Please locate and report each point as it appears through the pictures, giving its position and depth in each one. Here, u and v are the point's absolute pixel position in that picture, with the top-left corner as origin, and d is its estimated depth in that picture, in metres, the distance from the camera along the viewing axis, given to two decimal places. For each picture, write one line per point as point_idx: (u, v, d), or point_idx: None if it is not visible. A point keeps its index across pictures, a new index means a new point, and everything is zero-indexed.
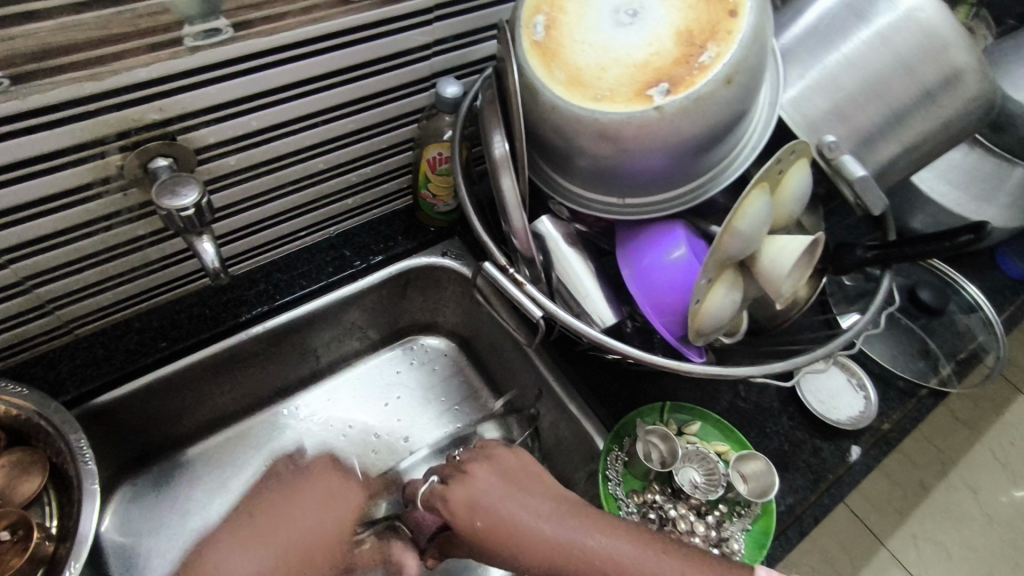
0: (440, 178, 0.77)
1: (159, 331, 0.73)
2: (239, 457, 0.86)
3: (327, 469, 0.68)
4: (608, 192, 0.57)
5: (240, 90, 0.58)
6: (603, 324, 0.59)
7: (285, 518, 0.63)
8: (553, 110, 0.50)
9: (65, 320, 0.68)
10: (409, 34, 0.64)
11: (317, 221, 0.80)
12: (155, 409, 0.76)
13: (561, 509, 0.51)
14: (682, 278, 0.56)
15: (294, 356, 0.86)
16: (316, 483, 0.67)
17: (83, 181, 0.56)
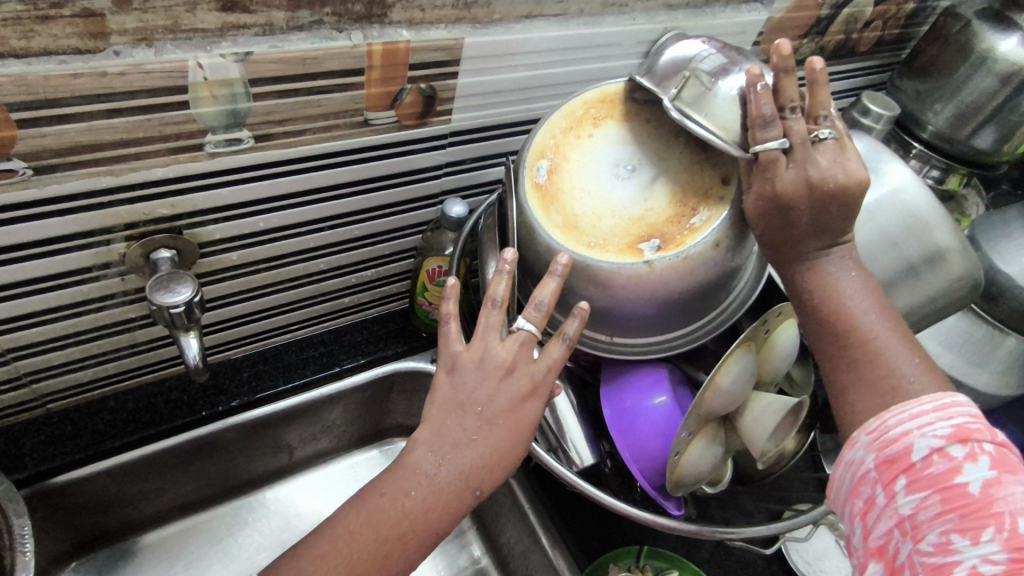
0: (437, 288, 0.78)
1: (132, 413, 0.72)
2: (191, 551, 0.82)
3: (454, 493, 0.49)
4: (597, 329, 0.57)
5: (252, 193, 0.61)
6: (579, 460, 0.58)
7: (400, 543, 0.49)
8: (548, 251, 0.52)
9: (40, 394, 0.67)
10: (422, 155, 0.68)
11: (311, 316, 0.80)
12: (112, 493, 0.73)
13: (410, 501, 0.49)
14: (662, 426, 0.55)
15: (265, 449, 0.83)
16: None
17: (84, 265, 0.57)
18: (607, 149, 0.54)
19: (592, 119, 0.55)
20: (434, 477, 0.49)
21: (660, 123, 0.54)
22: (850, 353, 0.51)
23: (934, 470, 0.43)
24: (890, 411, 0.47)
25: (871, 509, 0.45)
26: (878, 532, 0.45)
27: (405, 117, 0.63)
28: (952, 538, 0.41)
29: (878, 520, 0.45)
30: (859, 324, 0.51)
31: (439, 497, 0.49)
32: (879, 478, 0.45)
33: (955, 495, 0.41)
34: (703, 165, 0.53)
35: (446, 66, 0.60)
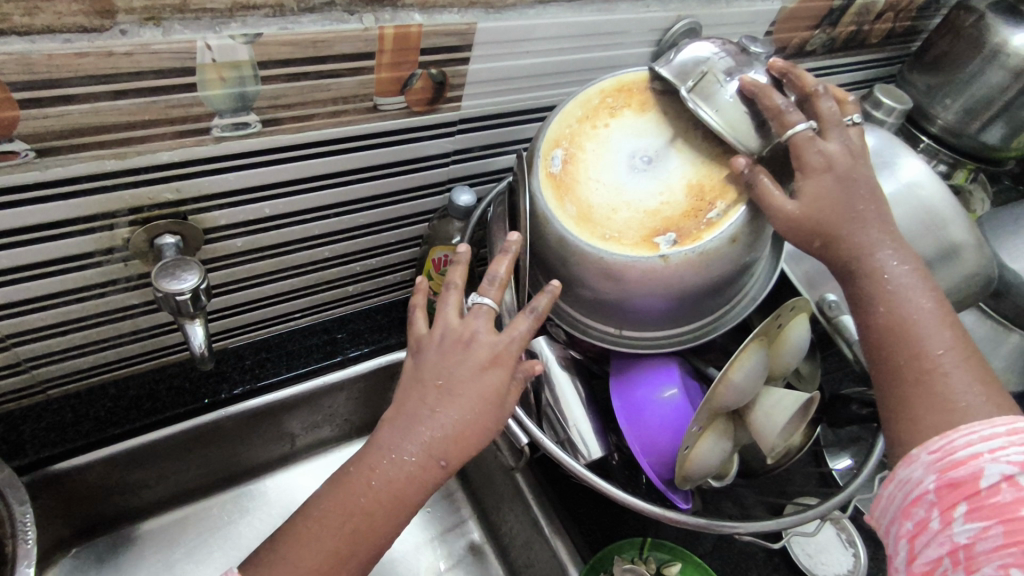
0: (443, 278, 0.76)
1: (133, 400, 0.71)
2: (191, 539, 0.81)
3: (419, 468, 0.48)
4: (607, 321, 0.57)
5: (258, 179, 0.59)
6: (587, 453, 0.58)
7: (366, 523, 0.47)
8: (561, 241, 0.51)
9: (41, 379, 0.66)
10: (431, 142, 0.67)
11: (314, 304, 0.80)
12: (113, 479, 0.73)
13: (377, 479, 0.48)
14: (672, 420, 0.55)
15: (267, 438, 0.83)
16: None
17: (86, 250, 0.56)
18: (623, 139, 0.53)
19: (608, 109, 0.54)
20: (397, 455, 0.48)
21: (676, 115, 0.54)
22: (909, 362, 0.50)
23: (1000, 499, 0.42)
24: (958, 430, 0.46)
25: (924, 530, 0.45)
26: (930, 554, 0.45)
27: (414, 103, 0.62)
28: (1011, 572, 0.40)
29: (932, 542, 0.45)
30: (917, 332, 0.50)
31: (405, 476, 0.48)
32: (938, 503, 0.44)
33: (1019, 527, 0.41)
34: (720, 159, 0.52)
35: (457, 51, 0.59)
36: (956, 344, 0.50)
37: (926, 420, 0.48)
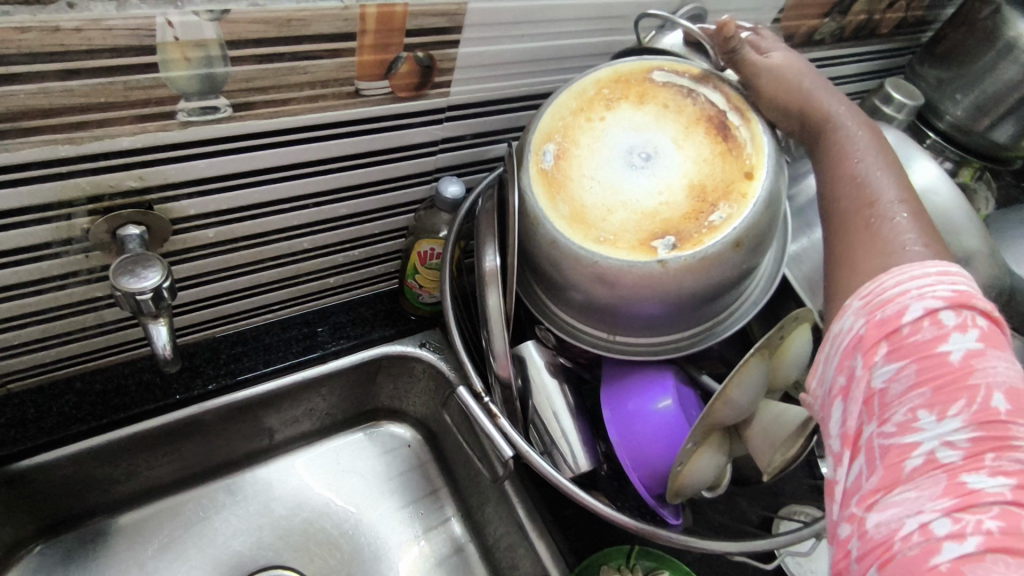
0: (429, 271, 0.74)
1: (100, 396, 0.68)
2: (163, 536, 0.78)
3: None
4: (598, 326, 0.54)
5: (230, 166, 0.55)
6: (576, 467, 0.55)
7: None
8: (552, 244, 0.48)
9: (0, 374, 0.63)
10: (416, 130, 0.63)
11: (294, 296, 0.76)
12: (80, 475, 0.70)
13: None
14: (666, 433, 0.52)
15: (243, 433, 0.80)
16: None
17: (43, 241, 0.52)
18: (620, 133, 0.49)
19: (605, 100, 0.51)
20: None
21: (677, 107, 0.50)
22: (859, 212, 0.48)
23: (920, 337, 0.39)
24: (887, 269, 0.44)
25: (848, 382, 0.42)
26: (849, 410, 0.42)
27: (399, 89, 0.58)
28: (918, 413, 0.38)
29: (852, 397, 0.42)
30: (868, 184, 0.49)
31: None
32: (861, 346, 0.41)
33: (934, 365, 0.38)
34: (724, 157, 0.49)
35: (446, 33, 0.55)
36: (910, 200, 0.48)
37: (861, 263, 0.46)
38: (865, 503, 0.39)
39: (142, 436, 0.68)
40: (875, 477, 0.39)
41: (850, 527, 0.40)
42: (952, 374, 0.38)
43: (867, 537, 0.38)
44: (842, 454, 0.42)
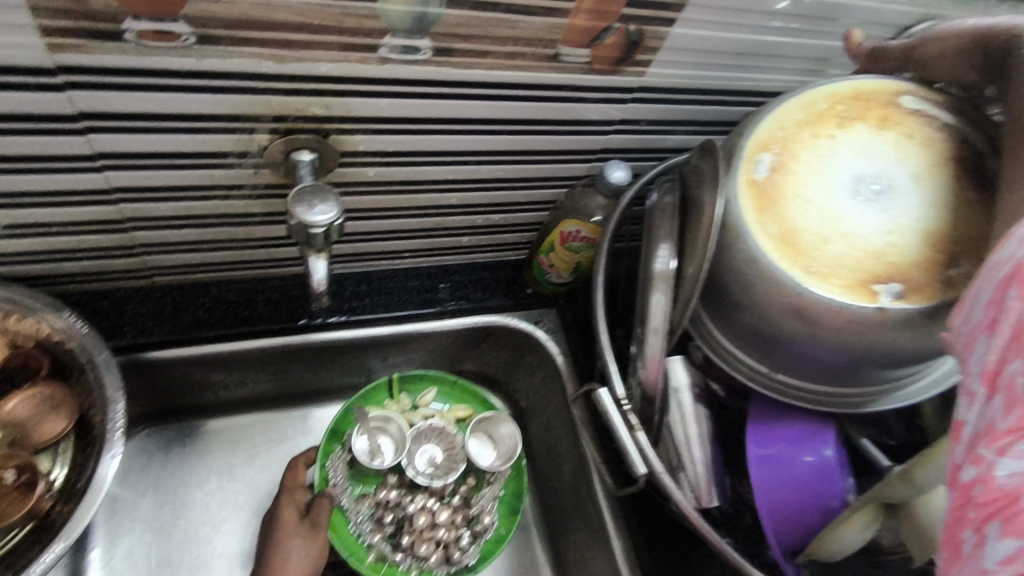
0: (566, 252, 0.71)
1: (232, 306, 0.69)
2: (256, 447, 0.81)
3: (306, 525, 0.66)
4: (762, 359, 0.49)
5: (411, 110, 0.53)
6: (702, 501, 0.51)
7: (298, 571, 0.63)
8: (751, 265, 0.43)
9: (149, 266, 0.65)
10: (598, 106, 0.59)
11: (425, 247, 0.75)
12: (197, 375, 0.73)
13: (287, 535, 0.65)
14: (814, 488, 0.48)
15: (346, 368, 0.81)
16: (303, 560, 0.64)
17: (221, 150, 0.52)
18: (851, 158, 0.44)
19: (837, 116, 0.45)
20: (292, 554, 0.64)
21: (919, 136, 0.45)
22: None
23: None
24: None
25: (996, 314, 0.37)
26: (992, 347, 0.37)
27: (598, 61, 0.53)
28: None
29: (999, 332, 0.37)
30: None
31: (314, 556, 0.65)
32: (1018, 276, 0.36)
33: None
34: (968, 207, 0.43)
35: (667, 10, 0.50)
36: None
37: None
38: (997, 446, 0.35)
39: (261, 353, 0.70)
40: (1012, 418, 0.35)
41: (976, 470, 0.36)
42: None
43: (994, 483, 0.35)
44: (976, 391, 0.38)
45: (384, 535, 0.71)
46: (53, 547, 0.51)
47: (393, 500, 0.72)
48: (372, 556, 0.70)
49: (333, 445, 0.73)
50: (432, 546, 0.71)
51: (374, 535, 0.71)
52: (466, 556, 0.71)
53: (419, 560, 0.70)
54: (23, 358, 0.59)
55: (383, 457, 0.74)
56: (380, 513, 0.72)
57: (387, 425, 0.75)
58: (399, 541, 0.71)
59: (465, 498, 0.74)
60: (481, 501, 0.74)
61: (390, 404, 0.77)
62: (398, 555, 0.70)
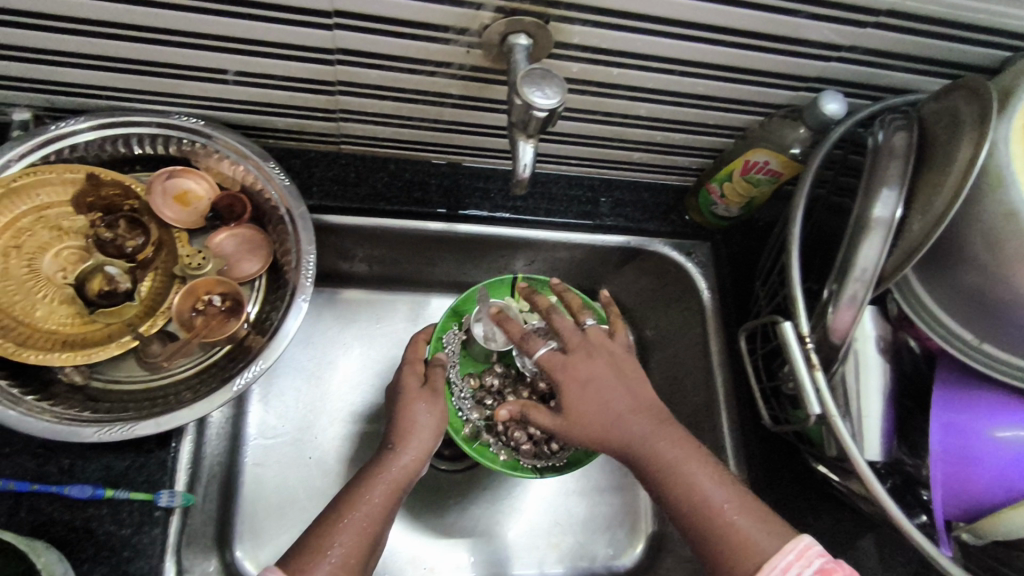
0: (743, 182, 0.68)
1: (406, 184, 0.72)
2: (398, 321, 0.87)
3: (431, 390, 0.67)
4: (969, 325, 0.48)
5: (639, 6, 0.51)
6: (866, 455, 0.51)
7: (426, 435, 0.63)
8: (1005, 216, 0.42)
9: (341, 132, 0.68)
10: (833, 28, 0.54)
11: (594, 157, 0.74)
12: (360, 246, 0.77)
13: (412, 399, 0.66)
14: (998, 464, 0.47)
15: (491, 266, 0.83)
16: (429, 426, 0.64)
17: (443, 24, 0.53)
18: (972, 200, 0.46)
19: None
20: (423, 419, 0.64)
21: None
22: None
23: None
24: None
25: None
26: None
27: None
28: None
29: None
30: None
31: (437, 425, 0.65)
32: None
33: None
34: None
35: None
36: None
37: None
38: None
39: (426, 234, 0.72)
40: None
41: None
42: (642, 380, 0.59)
43: None
44: None
45: (482, 415, 0.72)
46: (254, 366, 0.57)
47: (496, 387, 0.75)
48: (469, 431, 0.71)
49: (453, 323, 0.76)
50: (526, 438, 0.71)
51: (473, 412, 0.72)
52: (556, 457, 0.71)
53: (511, 446, 0.70)
54: (229, 202, 0.63)
55: (496, 344, 0.75)
56: (482, 395, 0.74)
57: (506, 318, 0.76)
58: (495, 425, 0.72)
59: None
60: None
61: (511, 300, 0.78)
62: (490, 436, 0.71)
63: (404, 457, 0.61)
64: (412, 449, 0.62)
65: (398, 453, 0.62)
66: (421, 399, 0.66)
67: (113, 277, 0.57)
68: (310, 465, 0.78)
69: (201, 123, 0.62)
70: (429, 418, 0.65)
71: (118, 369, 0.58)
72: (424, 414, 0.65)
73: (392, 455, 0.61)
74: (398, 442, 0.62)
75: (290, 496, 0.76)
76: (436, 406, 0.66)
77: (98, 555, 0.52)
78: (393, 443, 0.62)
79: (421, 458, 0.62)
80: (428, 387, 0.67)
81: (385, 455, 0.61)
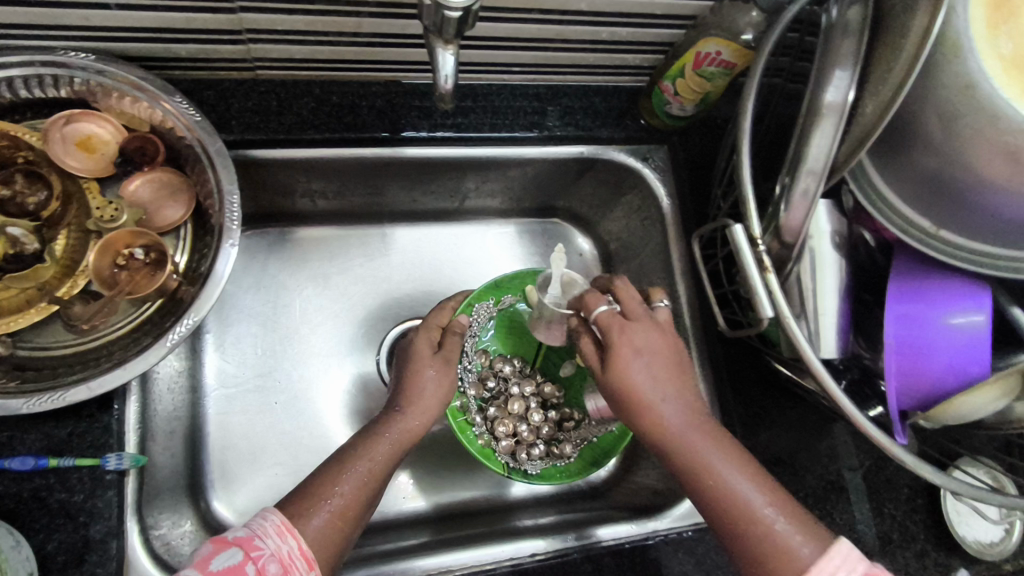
0: (697, 78, 0.64)
1: (335, 109, 0.66)
2: (350, 256, 0.84)
3: (449, 353, 0.65)
4: (924, 212, 0.46)
5: None
6: (821, 355, 0.50)
7: (434, 401, 0.62)
8: (959, 89, 0.40)
9: (254, 57, 0.62)
10: None
11: (535, 62, 0.69)
12: (299, 182, 0.72)
13: (419, 362, 0.63)
14: (952, 352, 0.47)
15: (441, 190, 0.79)
16: (435, 386, 0.63)
17: None
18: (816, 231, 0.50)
19: None
20: (428, 385, 0.63)
21: None
22: None
23: None
24: None
25: None
26: None
27: None
28: None
29: None
30: None
31: (443, 393, 0.63)
32: None
33: None
34: None
35: None
36: None
37: None
38: None
39: (368, 163, 0.68)
40: None
41: None
42: (690, 394, 0.52)
43: None
44: None
45: (479, 394, 0.71)
46: (186, 321, 0.54)
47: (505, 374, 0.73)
48: (459, 403, 0.69)
49: (489, 295, 0.72)
50: (510, 433, 0.69)
51: (472, 388, 0.70)
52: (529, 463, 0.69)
53: (491, 435, 0.69)
54: (139, 144, 0.58)
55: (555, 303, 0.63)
56: (487, 375, 0.73)
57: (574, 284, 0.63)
58: (486, 408, 0.71)
59: (561, 419, 0.73)
60: (574, 429, 0.72)
61: None
62: (477, 416, 0.69)
63: (411, 425, 0.60)
64: (421, 415, 0.61)
65: (403, 417, 0.60)
66: (430, 361, 0.64)
67: (17, 238, 0.52)
68: (280, 409, 0.77)
69: (90, 57, 0.55)
70: (438, 383, 0.63)
71: (44, 335, 0.55)
72: (428, 378, 0.63)
73: (398, 421, 0.60)
74: (406, 403, 0.61)
75: (258, 440, 0.75)
76: (446, 373, 0.64)
77: (53, 523, 0.51)
78: (400, 405, 0.61)
79: (424, 427, 0.61)
80: (439, 351, 0.65)
81: (388, 420, 0.60)
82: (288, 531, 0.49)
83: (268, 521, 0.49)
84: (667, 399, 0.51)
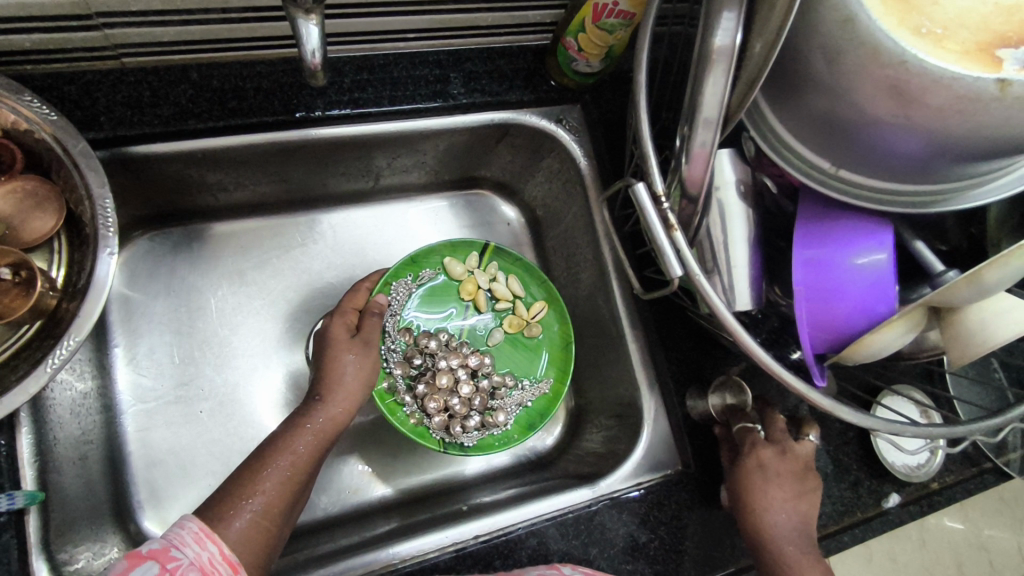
0: (598, 31, 0.61)
1: (217, 94, 0.61)
2: (264, 250, 0.79)
3: (367, 338, 0.63)
4: (823, 153, 0.46)
5: None
6: (737, 307, 0.50)
7: (356, 387, 0.60)
8: (842, 24, 0.39)
9: (113, 43, 0.57)
10: None
11: (429, 25, 0.65)
12: (191, 176, 0.67)
13: (336, 348, 0.61)
14: (860, 292, 0.47)
15: (351, 171, 0.75)
16: (355, 370, 0.61)
17: None
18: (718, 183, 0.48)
19: None
20: (348, 372, 0.60)
21: None
22: None
23: None
24: None
25: None
26: None
27: None
28: None
29: None
30: None
31: (365, 381, 0.61)
32: None
33: None
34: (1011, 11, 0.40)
35: None
36: None
37: None
38: None
39: (263, 149, 0.64)
40: None
41: None
42: (798, 514, 0.57)
43: None
44: None
45: (406, 372, 0.69)
46: (68, 341, 0.49)
47: (431, 348, 0.70)
48: (385, 385, 0.67)
49: (406, 271, 0.71)
50: (441, 407, 0.67)
51: (399, 367, 0.68)
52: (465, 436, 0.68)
53: (423, 411, 0.67)
54: None
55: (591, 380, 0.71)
56: (413, 352, 0.70)
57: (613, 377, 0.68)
58: (415, 385, 0.69)
59: (494, 386, 0.71)
60: (508, 395, 0.71)
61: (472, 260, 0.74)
62: (406, 397, 0.68)
63: (333, 415, 0.58)
64: (343, 401, 0.59)
65: (325, 407, 0.58)
66: (347, 347, 0.61)
67: None
68: (205, 416, 0.73)
69: None
70: (359, 369, 0.61)
71: None
72: (349, 364, 0.61)
73: (320, 411, 0.58)
74: (326, 390, 0.59)
75: (185, 449, 0.72)
76: (367, 359, 0.62)
77: None
78: (320, 393, 0.59)
79: (348, 414, 0.59)
80: (356, 336, 0.63)
81: (308, 410, 0.57)
82: (207, 538, 0.46)
83: (186, 529, 0.46)
84: (770, 520, 0.56)
